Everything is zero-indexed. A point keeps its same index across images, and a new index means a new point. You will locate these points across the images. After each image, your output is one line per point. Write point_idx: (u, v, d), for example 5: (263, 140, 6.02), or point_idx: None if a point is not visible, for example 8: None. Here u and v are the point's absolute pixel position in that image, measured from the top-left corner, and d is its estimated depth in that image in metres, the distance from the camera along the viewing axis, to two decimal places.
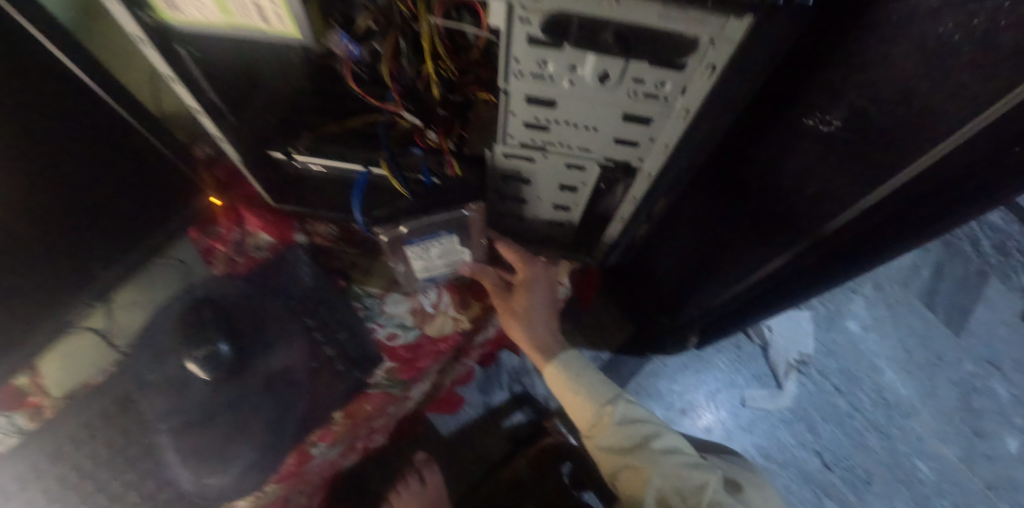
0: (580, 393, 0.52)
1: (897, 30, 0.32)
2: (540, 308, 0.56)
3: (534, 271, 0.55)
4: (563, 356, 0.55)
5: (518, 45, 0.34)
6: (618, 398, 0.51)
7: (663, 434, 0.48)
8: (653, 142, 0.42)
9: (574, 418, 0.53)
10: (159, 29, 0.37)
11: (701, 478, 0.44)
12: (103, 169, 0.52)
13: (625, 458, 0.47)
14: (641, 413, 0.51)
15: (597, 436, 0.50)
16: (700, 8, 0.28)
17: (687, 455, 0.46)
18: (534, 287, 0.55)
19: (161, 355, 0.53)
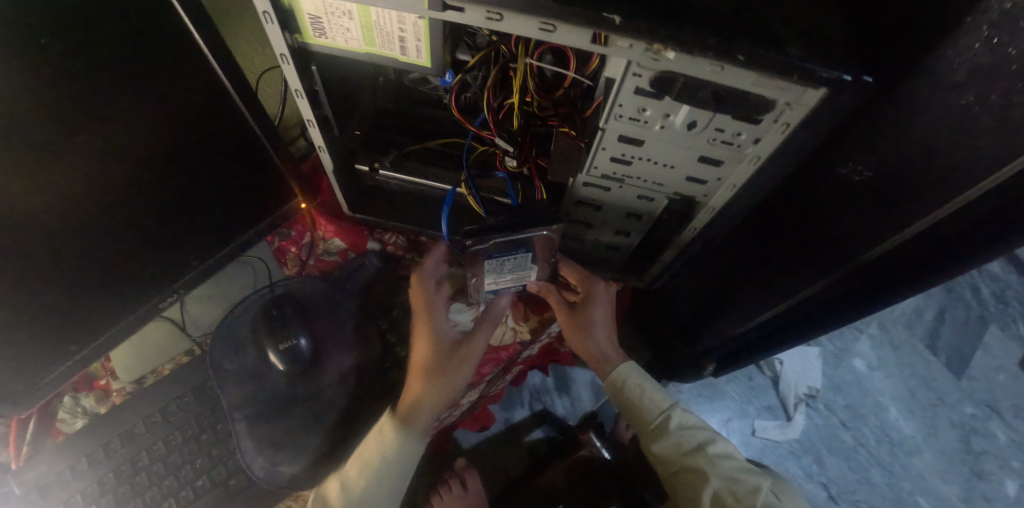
0: (639, 399, 0.57)
1: (931, 101, 0.38)
2: (601, 322, 0.61)
3: (596, 287, 0.61)
4: (624, 368, 0.59)
5: (625, 94, 0.40)
6: (675, 406, 0.56)
7: (718, 440, 0.53)
8: (720, 182, 0.48)
9: (631, 421, 0.58)
10: (296, 50, 0.42)
11: (754, 481, 0.49)
12: (224, 184, 0.55)
13: (683, 461, 0.52)
14: (695, 421, 0.56)
15: (656, 440, 0.55)
16: (788, 77, 0.34)
17: (739, 461, 0.51)
18: (596, 302, 0.60)
19: (241, 346, 0.57)
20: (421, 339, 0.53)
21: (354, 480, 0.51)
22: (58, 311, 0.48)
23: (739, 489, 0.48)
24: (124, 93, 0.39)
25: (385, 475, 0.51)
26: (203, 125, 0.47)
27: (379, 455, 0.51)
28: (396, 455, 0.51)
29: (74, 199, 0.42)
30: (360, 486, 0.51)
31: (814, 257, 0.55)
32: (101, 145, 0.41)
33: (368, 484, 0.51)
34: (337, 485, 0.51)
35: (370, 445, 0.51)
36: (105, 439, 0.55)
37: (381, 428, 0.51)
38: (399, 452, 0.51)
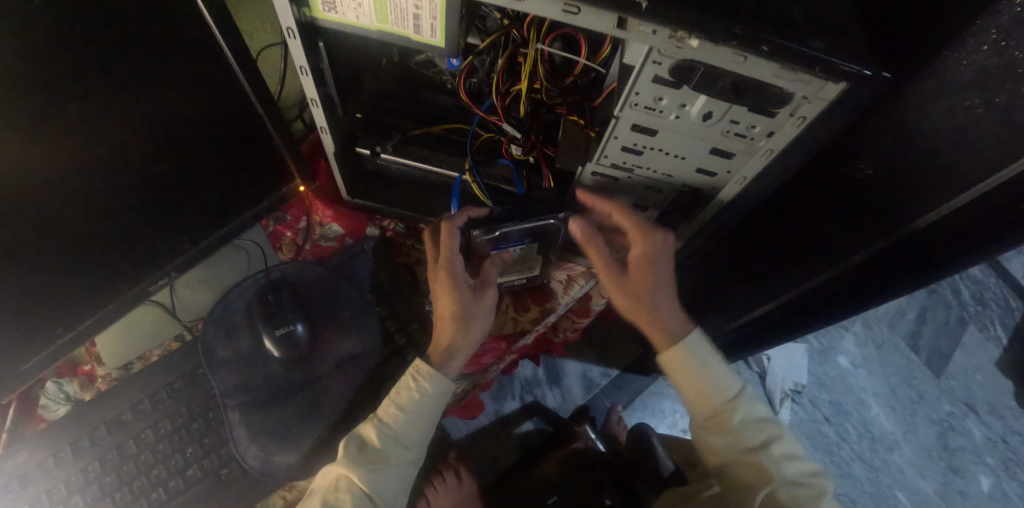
0: (705, 380, 0.51)
1: (936, 100, 0.39)
2: (664, 284, 0.54)
3: (656, 243, 0.52)
4: (692, 341, 0.52)
5: (642, 82, 0.39)
6: (743, 396, 0.51)
7: (782, 436, 0.49)
8: (729, 175, 0.48)
9: (687, 401, 0.52)
10: (303, 26, 0.40)
11: (816, 488, 0.47)
12: (220, 163, 0.53)
13: (744, 455, 0.48)
14: (760, 412, 0.51)
15: (715, 429, 0.50)
16: (811, 71, 0.33)
17: (803, 462, 0.48)
18: (659, 261, 0.53)
19: (234, 331, 0.56)
20: (443, 289, 0.53)
21: (390, 419, 0.49)
22: (42, 294, 0.46)
23: (804, 497, 0.45)
24: (121, 65, 0.37)
25: (420, 414, 0.50)
26: (201, 101, 0.45)
27: (414, 398, 0.50)
28: (433, 396, 0.50)
29: (63, 174, 0.40)
30: (398, 422, 0.49)
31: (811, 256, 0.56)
32: (94, 120, 0.38)
33: (405, 422, 0.49)
34: (370, 426, 0.49)
35: (403, 392, 0.50)
36: (89, 427, 0.53)
37: (416, 374, 0.51)
38: (436, 393, 0.50)
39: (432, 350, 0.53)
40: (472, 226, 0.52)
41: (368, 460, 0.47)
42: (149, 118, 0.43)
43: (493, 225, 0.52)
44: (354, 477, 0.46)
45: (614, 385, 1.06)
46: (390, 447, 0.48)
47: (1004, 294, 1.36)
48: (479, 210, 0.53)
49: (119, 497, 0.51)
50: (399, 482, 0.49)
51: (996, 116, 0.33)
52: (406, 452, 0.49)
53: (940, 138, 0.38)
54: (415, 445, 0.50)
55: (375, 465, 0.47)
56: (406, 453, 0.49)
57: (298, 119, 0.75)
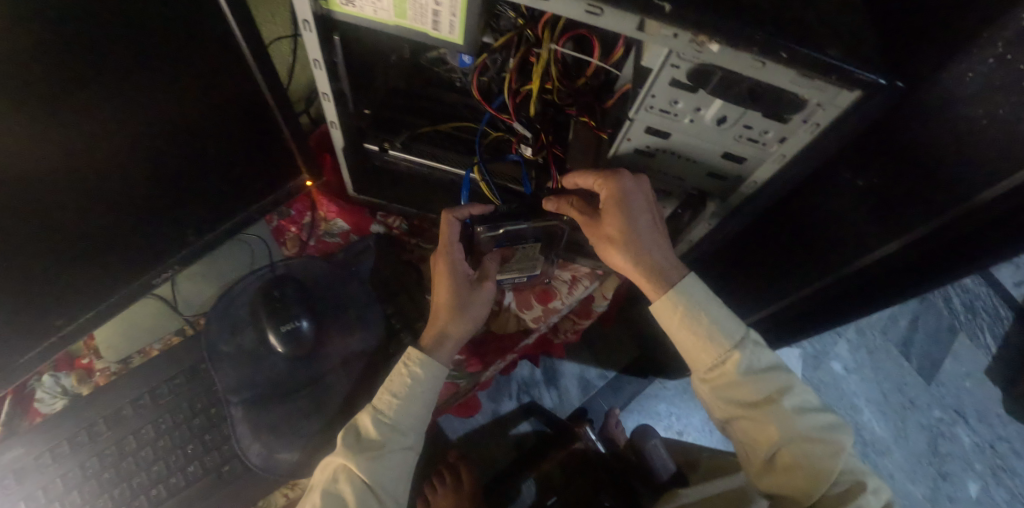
0: (702, 331, 0.48)
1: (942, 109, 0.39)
2: (644, 228, 0.49)
3: (621, 184, 0.46)
4: (683, 285, 0.49)
5: (659, 86, 0.39)
6: (748, 344, 0.47)
7: (791, 387, 0.46)
8: (740, 178, 0.49)
9: (687, 353, 0.49)
10: (320, 19, 0.40)
11: (832, 441, 0.44)
12: (229, 156, 0.53)
13: (751, 409, 0.46)
14: (766, 361, 0.47)
15: (715, 382, 0.48)
16: (828, 79, 0.33)
17: (816, 414, 0.45)
18: (628, 204, 0.46)
19: (238, 326, 0.55)
20: (442, 282, 0.53)
21: (385, 407, 0.49)
22: (44, 285, 0.45)
23: (817, 451, 0.43)
24: (133, 55, 0.36)
25: (414, 400, 0.50)
26: (211, 92, 0.45)
27: (406, 384, 0.50)
28: (425, 383, 0.50)
29: (70, 160, 0.39)
30: (392, 409, 0.49)
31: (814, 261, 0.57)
32: (103, 108, 0.38)
33: (400, 408, 0.49)
34: (365, 415, 0.49)
35: (395, 379, 0.50)
36: (89, 422, 0.53)
37: (406, 360, 0.50)
38: (428, 380, 0.50)
39: (423, 335, 0.53)
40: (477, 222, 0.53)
41: (366, 448, 0.47)
42: (160, 108, 0.42)
43: (497, 224, 0.53)
44: (353, 467, 0.46)
45: (613, 387, 1.06)
46: (387, 435, 0.48)
47: (994, 303, 1.39)
48: (486, 208, 0.54)
49: (117, 493, 0.51)
50: (398, 470, 0.48)
51: (1001, 127, 0.34)
52: (402, 439, 0.49)
53: (946, 148, 0.39)
54: (412, 431, 0.50)
55: (373, 453, 0.47)
56: (403, 439, 0.49)
57: (305, 114, 0.74)
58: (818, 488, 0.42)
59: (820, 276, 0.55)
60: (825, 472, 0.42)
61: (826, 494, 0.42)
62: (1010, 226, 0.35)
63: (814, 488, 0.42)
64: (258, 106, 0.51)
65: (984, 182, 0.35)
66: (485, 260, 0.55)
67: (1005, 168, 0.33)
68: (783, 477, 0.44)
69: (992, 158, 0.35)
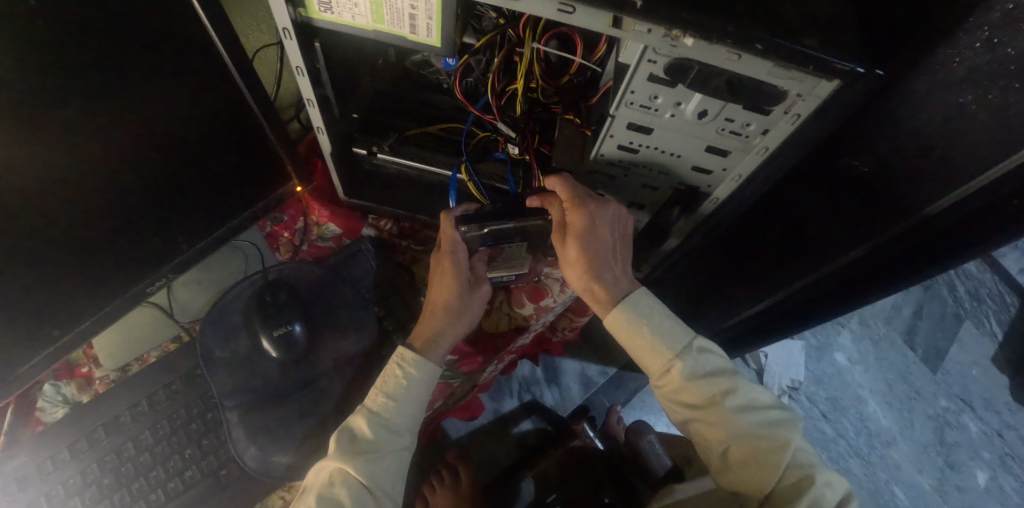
0: (647, 340, 0.48)
1: (929, 95, 0.39)
2: (603, 251, 0.50)
3: (587, 215, 0.48)
4: (630, 298, 0.50)
5: (638, 81, 0.40)
6: (691, 350, 0.47)
7: (738, 387, 0.46)
8: (725, 172, 0.49)
9: (638, 362, 0.50)
10: (299, 25, 0.40)
11: (780, 436, 0.43)
12: (218, 164, 0.53)
13: (698, 412, 0.46)
14: (713, 365, 0.47)
15: (665, 389, 0.48)
16: (805, 69, 0.33)
17: (763, 412, 0.45)
18: (592, 233, 0.49)
19: (232, 332, 0.56)
20: (445, 283, 0.52)
21: (380, 408, 0.49)
22: (40, 296, 0.46)
23: (762, 446, 0.43)
24: (115, 68, 0.37)
25: (409, 400, 0.50)
26: (197, 101, 0.45)
27: (402, 385, 0.50)
28: (420, 382, 0.50)
29: (58, 173, 0.40)
30: (388, 411, 0.49)
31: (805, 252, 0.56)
32: (88, 119, 0.38)
33: (395, 410, 0.49)
34: (360, 417, 0.49)
35: (390, 380, 0.50)
36: (89, 429, 0.54)
37: (401, 361, 0.51)
38: (424, 380, 0.51)
39: (413, 338, 0.54)
40: (461, 223, 0.52)
41: (362, 450, 0.47)
42: (147, 119, 0.43)
43: (481, 224, 0.52)
44: (349, 469, 0.46)
45: (613, 383, 1.06)
46: (383, 436, 0.48)
47: (1000, 290, 1.37)
48: (472, 206, 0.54)
49: (117, 499, 0.52)
50: (395, 470, 0.49)
51: (989, 113, 0.34)
52: (399, 439, 0.49)
53: (935, 135, 0.39)
54: (407, 431, 0.50)
55: (369, 455, 0.47)
56: (399, 440, 0.49)
57: (295, 120, 0.75)
58: (767, 484, 0.42)
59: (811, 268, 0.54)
60: (773, 469, 0.41)
61: (777, 489, 0.41)
62: (997, 213, 0.34)
63: (764, 484, 0.42)
64: (246, 116, 0.51)
65: (969, 169, 0.35)
66: (474, 259, 0.56)
67: (991, 154, 0.32)
68: (739, 475, 0.44)
69: (978, 145, 0.34)
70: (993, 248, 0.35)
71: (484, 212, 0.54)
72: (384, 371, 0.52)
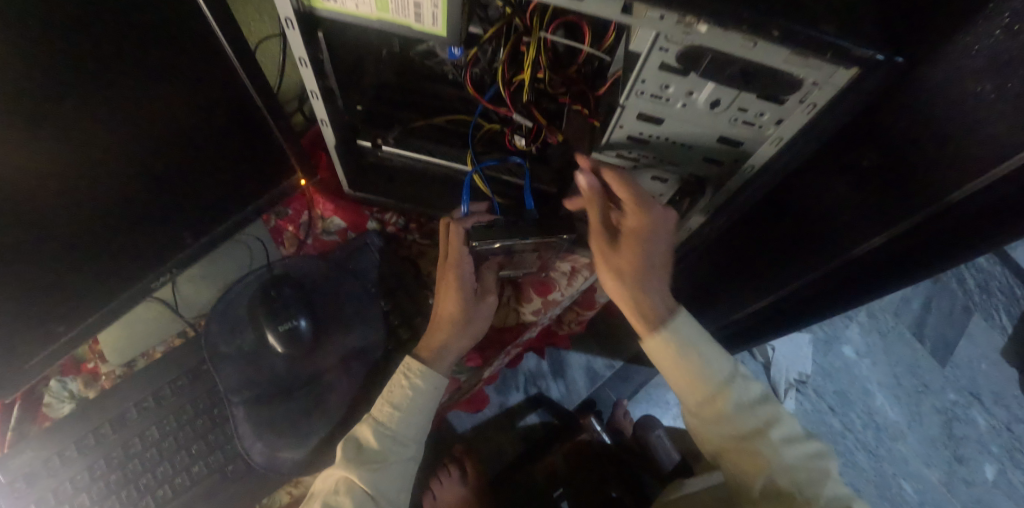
0: (694, 367, 0.48)
1: (950, 82, 0.38)
2: (654, 262, 0.50)
3: (654, 219, 0.48)
4: (676, 323, 0.50)
5: (649, 70, 0.38)
6: (736, 379, 0.49)
7: (780, 418, 0.47)
8: (737, 162, 0.48)
9: (678, 388, 0.50)
10: (302, 15, 0.39)
11: (818, 472, 0.45)
12: (221, 156, 0.53)
13: (740, 442, 0.47)
14: (756, 394, 0.49)
15: (708, 416, 0.48)
16: (822, 56, 0.32)
17: (803, 444, 0.47)
18: (652, 240, 0.48)
19: (237, 326, 0.56)
20: (450, 294, 0.51)
21: (386, 418, 0.49)
22: (44, 293, 0.46)
23: (804, 481, 0.44)
24: (115, 60, 0.36)
25: (416, 411, 0.50)
26: (198, 93, 0.44)
27: (407, 396, 0.50)
28: (426, 393, 0.50)
29: (60, 169, 0.39)
30: (392, 421, 0.49)
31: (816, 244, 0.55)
32: (90, 113, 0.38)
33: (401, 420, 0.49)
34: (366, 427, 0.49)
35: (396, 390, 0.50)
36: (96, 424, 0.54)
37: (407, 372, 0.50)
38: (429, 391, 0.50)
39: (421, 345, 0.53)
40: (472, 238, 0.50)
41: (368, 460, 0.47)
42: (148, 113, 0.42)
43: (489, 238, 0.50)
44: (354, 478, 0.46)
45: (619, 376, 1.06)
46: (389, 446, 0.48)
47: (1009, 282, 1.35)
48: (483, 217, 0.52)
49: (124, 495, 0.52)
50: (400, 481, 0.49)
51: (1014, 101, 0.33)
52: (404, 449, 0.49)
53: (954, 125, 0.38)
54: (413, 442, 0.50)
55: (375, 465, 0.47)
56: (405, 450, 0.49)
57: (298, 112, 0.74)
58: None
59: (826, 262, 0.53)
60: (818, 501, 0.42)
61: None
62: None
63: None
64: (249, 108, 0.50)
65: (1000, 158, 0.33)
66: (482, 269, 0.56)
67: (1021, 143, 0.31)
68: None
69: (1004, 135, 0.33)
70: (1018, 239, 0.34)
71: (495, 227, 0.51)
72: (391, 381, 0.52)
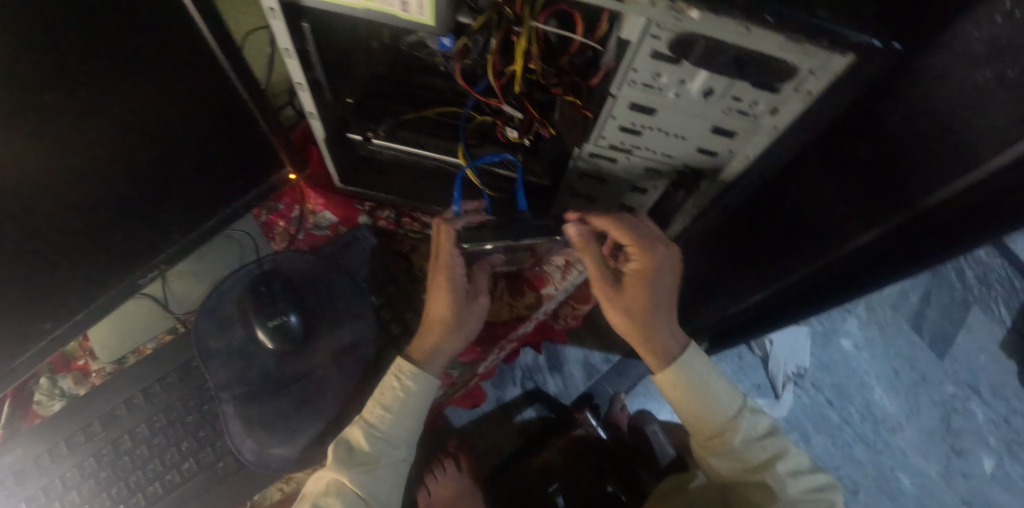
0: (703, 403, 0.48)
1: (953, 70, 0.37)
2: (662, 298, 0.48)
3: (656, 259, 0.47)
4: (685, 357, 0.49)
5: (640, 58, 0.38)
6: (744, 413, 0.48)
7: (786, 452, 0.47)
8: (731, 154, 0.47)
9: (685, 421, 0.50)
10: (287, 6, 0.38)
11: (821, 505, 0.46)
12: (208, 151, 0.52)
13: (747, 477, 0.47)
14: (763, 428, 0.48)
15: (715, 450, 0.48)
16: (819, 42, 0.31)
17: (808, 476, 0.47)
18: (657, 279, 0.47)
19: (227, 323, 0.55)
20: (441, 296, 0.50)
21: (377, 421, 0.48)
22: (29, 291, 0.45)
23: None
24: (94, 54, 0.35)
25: (407, 414, 0.49)
26: (182, 87, 0.43)
27: (399, 398, 0.49)
28: (417, 395, 0.50)
29: (44, 167, 0.38)
30: (384, 423, 0.48)
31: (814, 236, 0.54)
32: (71, 109, 0.37)
33: (392, 422, 0.49)
34: (357, 429, 0.48)
35: (387, 392, 0.49)
36: (86, 422, 0.53)
37: (399, 373, 0.50)
38: (421, 393, 0.50)
39: (411, 347, 0.52)
40: (463, 242, 0.50)
41: (359, 462, 0.47)
42: (131, 107, 0.41)
43: (481, 241, 0.50)
44: (345, 481, 0.46)
45: (616, 371, 1.05)
46: (380, 449, 0.48)
47: (1009, 274, 1.35)
48: (475, 218, 0.52)
49: (115, 492, 0.51)
50: (392, 482, 0.49)
51: None
52: (396, 451, 0.49)
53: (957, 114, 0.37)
54: (405, 443, 0.50)
55: (366, 467, 0.47)
56: (397, 452, 0.49)
57: (289, 106, 0.74)
58: None
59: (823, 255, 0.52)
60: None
61: None
62: None
63: None
64: (235, 101, 0.49)
65: None
66: (475, 270, 0.55)
67: None
68: None
69: None
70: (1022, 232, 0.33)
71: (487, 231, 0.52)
72: (382, 382, 0.51)
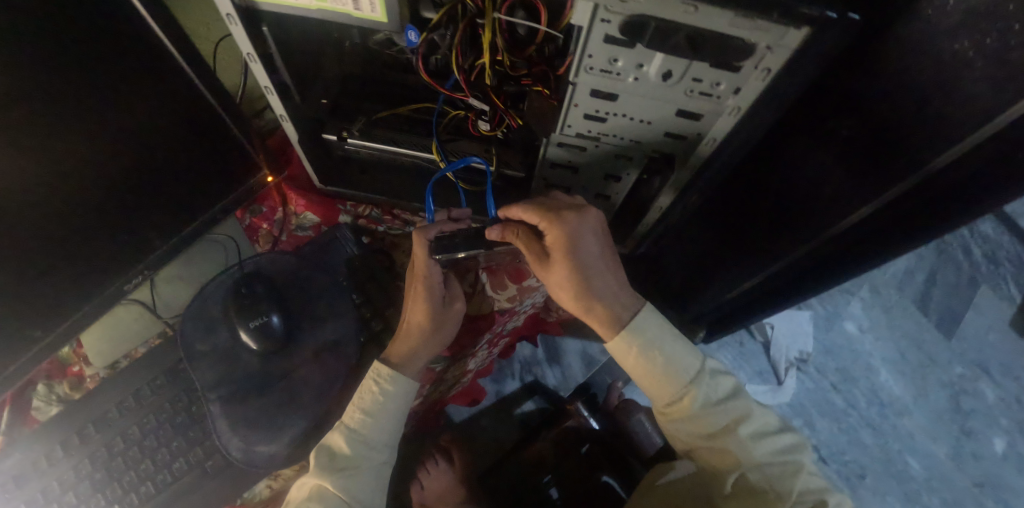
0: (659, 368, 0.48)
1: (920, 41, 0.36)
2: (592, 264, 0.48)
3: (569, 227, 0.46)
4: (636, 323, 0.49)
5: (594, 43, 0.37)
6: (703, 376, 0.48)
7: (750, 414, 0.47)
8: (700, 136, 0.46)
9: (647, 388, 0.50)
10: (244, 10, 0.39)
11: (789, 465, 0.44)
12: (183, 156, 0.53)
13: (710, 440, 0.46)
14: (723, 391, 0.48)
15: (676, 415, 0.48)
16: (768, 18, 0.30)
17: (775, 438, 0.46)
18: (578, 245, 0.47)
19: (213, 325, 0.57)
20: (420, 306, 0.50)
21: (358, 425, 0.49)
22: (16, 301, 0.47)
23: (773, 475, 0.43)
24: (55, 68, 0.36)
25: (387, 416, 0.50)
26: (149, 95, 0.44)
27: (378, 401, 0.50)
28: (395, 397, 0.51)
29: (20, 180, 0.39)
30: (365, 426, 0.49)
31: (793, 218, 0.53)
32: (39, 122, 0.38)
33: (372, 426, 0.49)
34: (338, 433, 0.49)
35: (366, 396, 0.50)
36: (80, 424, 0.55)
37: (377, 377, 0.50)
38: (400, 395, 0.51)
39: (391, 350, 0.53)
40: (438, 253, 0.50)
41: (341, 466, 0.47)
42: (100, 119, 0.42)
43: (454, 251, 0.50)
44: (327, 485, 0.46)
45: (613, 362, 1.05)
46: (361, 453, 0.48)
47: (1018, 251, 1.31)
48: (447, 227, 0.52)
49: (109, 492, 0.53)
50: (374, 485, 0.49)
51: (986, 56, 0.31)
52: (378, 455, 0.50)
53: (928, 86, 0.35)
54: (386, 446, 0.51)
55: (349, 471, 0.47)
56: (378, 455, 0.50)
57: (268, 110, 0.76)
58: None
59: (802, 236, 0.51)
60: (788, 496, 0.42)
61: None
62: (999, 168, 0.31)
63: None
64: (206, 106, 0.50)
65: (974, 118, 0.31)
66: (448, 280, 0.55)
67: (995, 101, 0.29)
68: None
69: (976, 94, 0.31)
70: (993, 204, 0.32)
71: (456, 238, 0.51)
72: (361, 386, 0.52)
